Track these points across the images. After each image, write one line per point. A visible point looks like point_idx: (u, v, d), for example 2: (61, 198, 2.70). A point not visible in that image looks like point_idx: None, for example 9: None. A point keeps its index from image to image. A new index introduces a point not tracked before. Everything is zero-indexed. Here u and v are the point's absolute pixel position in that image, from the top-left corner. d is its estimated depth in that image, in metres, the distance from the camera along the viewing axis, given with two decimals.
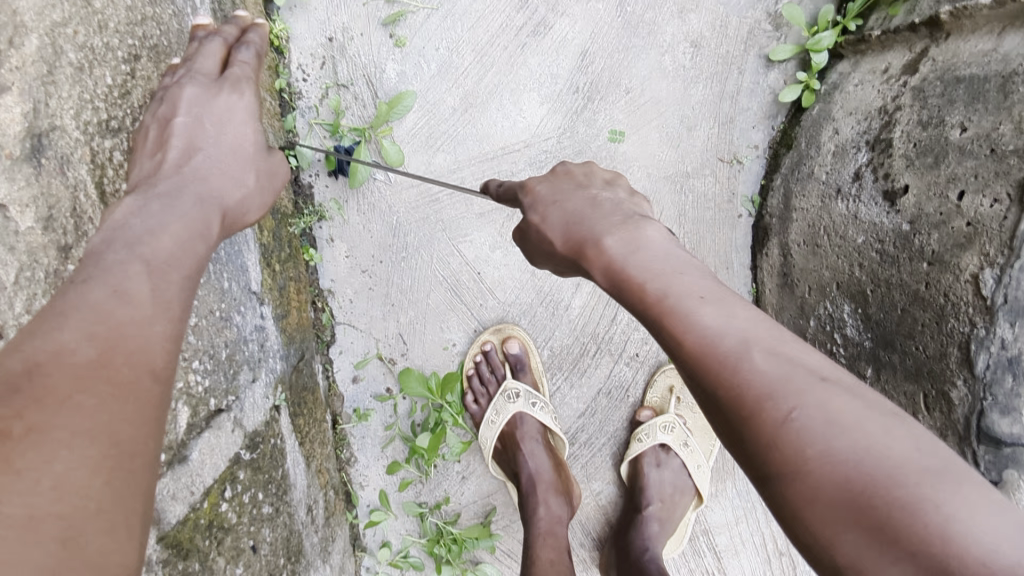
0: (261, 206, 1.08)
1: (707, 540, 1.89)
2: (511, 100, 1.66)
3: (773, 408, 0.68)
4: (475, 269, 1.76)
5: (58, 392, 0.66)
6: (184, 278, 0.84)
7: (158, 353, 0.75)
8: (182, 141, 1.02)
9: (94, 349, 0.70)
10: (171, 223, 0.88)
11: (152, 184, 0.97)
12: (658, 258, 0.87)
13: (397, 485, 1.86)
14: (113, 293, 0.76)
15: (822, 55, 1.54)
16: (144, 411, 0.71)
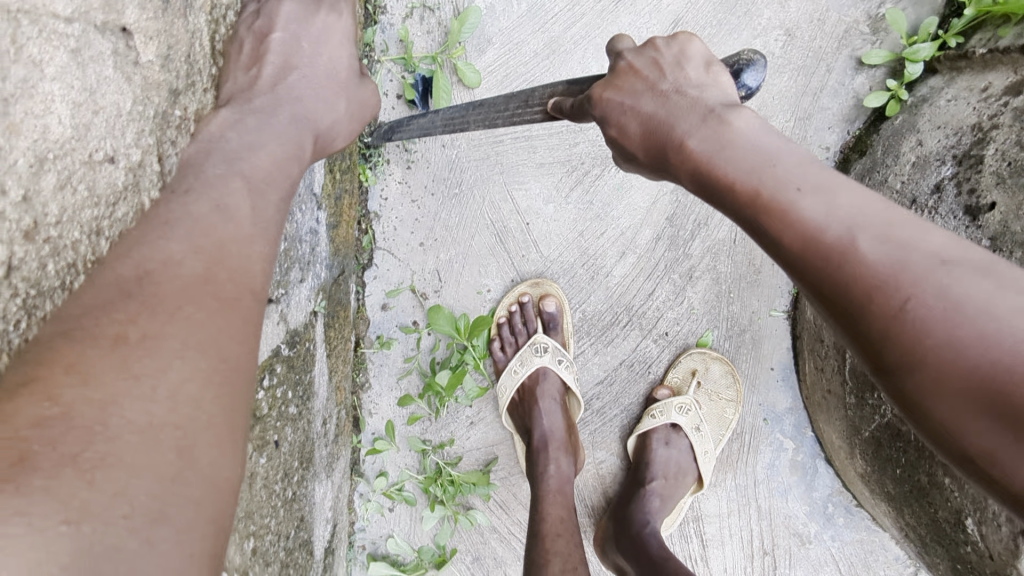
0: (348, 135, 1.08)
1: (697, 526, 1.92)
2: (594, 55, 1.62)
3: (884, 298, 0.69)
4: (524, 218, 1.75)
5: (169, 304, 0.68)
6: (280, 199, 0.87)
7: (257, 270, 0.78)
8: (278, 58, 0.97)
9: (201, 262, 0.73)
10: (268, 139, 0.90)
11: (246, 99, 0.93)
12: (751, 145, 0.81)
13: (405, 418, 1.87)
14: (215, 206, 0.79)
15: (917, 66, 1.50)
16: (246, 328, 0.73)
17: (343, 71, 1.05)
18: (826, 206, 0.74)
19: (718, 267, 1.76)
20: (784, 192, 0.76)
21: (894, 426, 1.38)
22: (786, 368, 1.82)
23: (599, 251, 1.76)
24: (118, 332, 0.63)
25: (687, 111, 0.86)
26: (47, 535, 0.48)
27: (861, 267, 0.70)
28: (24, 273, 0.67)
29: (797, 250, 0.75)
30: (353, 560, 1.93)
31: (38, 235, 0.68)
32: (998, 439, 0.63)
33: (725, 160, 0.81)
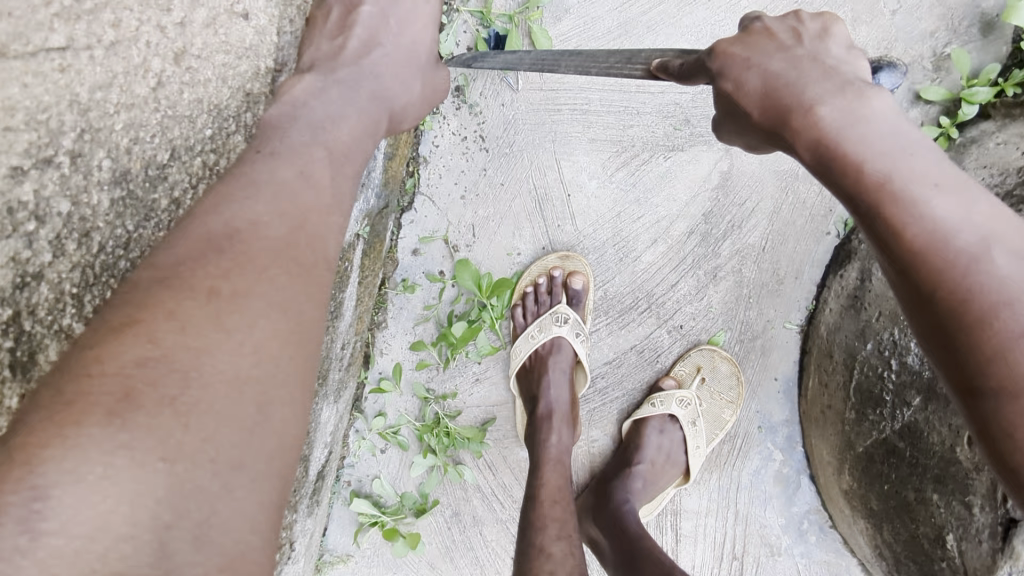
0: (416, 114, 1.19)
1: (674, 520, 1.92)
2: (664, 43, 1.67)
3: (1006, 317, 0.77)
4: (566, 190, 1.79)
5: (257, 263, 0.78)
6: (353, 173, 0.97)
7: (330, 240, 0.88)
8: (364, 32, 1.10)
9: (285, 226, 0.83)
10: (349, 112, 1.01)
11: (332, 68, 1.05)
12: (887, 136, 0.85)
13: (414, 363, 1.89)
14: (300, 176, 0.88)
15: (973, 108, 1.55)
16: (320, 291, 0.84)
17: (422, 53, 1.17)
18: (957, 215, 0.80)
19: (744, 271, 1.80)
20: (922, 190, 0.81)
21: (890, 442, 1.43)
22: (789, 381, 1.85)
23: (632, 235, 1.80)
24: (212, 285, 0.74)
25: (819, 78, 0.89)
26: (146, 470, 0.61)
27: (985, 279, 0.78)
28: (168, 91, 0.93)
29: (920, 249, 0.80)
30: (336, 493, 1.95)
31: (184, 62, 0.94)
32: None
33: (870, 146, 0.84)
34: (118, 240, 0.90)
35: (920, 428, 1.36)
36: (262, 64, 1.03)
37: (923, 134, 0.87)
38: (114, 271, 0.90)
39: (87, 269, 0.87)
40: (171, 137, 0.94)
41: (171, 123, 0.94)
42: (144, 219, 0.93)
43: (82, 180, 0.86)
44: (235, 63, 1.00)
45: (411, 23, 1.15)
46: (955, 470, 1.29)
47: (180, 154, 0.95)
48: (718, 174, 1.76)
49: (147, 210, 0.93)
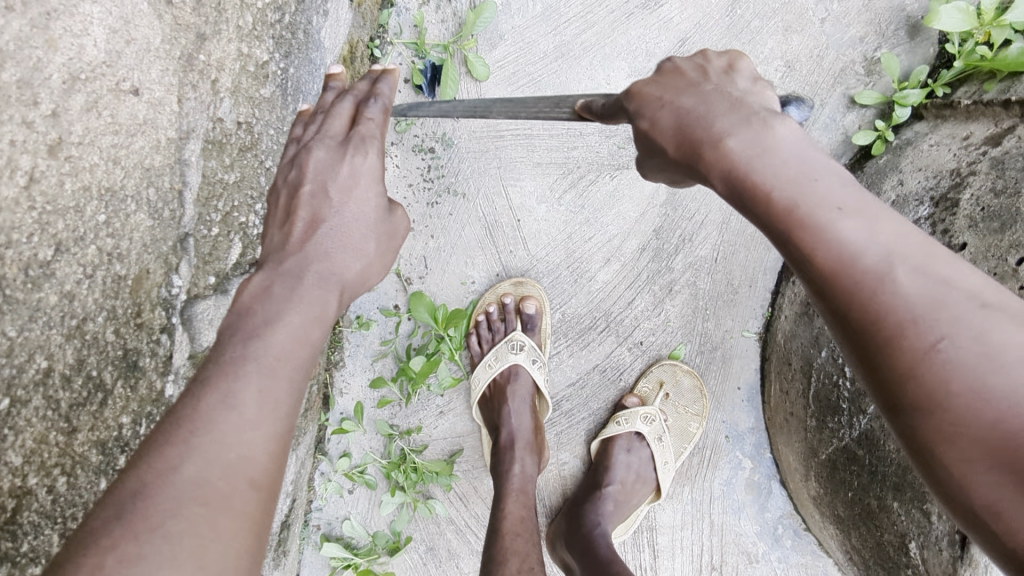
0: (381, 266, 1.01)
1: (650, 535, 1.90)
2: (600, 64, 1.66)
3: (916, 335, 0.68)
4: (515, 215, 1.77)
5: (154, 517, 0.62)
6: (294, 374, 0.78)
7: (260, 458, 0.71)
8: (308, 213, 0.95)
9: (196, 463, 0.67)
10: (296, 306, 0.84)
11: (278, 260, 0.90)
12: (790, 159, 0.77)
13: (375, 401, 1.85)
14: (222, 397, 0.72)
15: (905, 110, 1.58)
16: (238, 524, 0.66)
17: (371, 211, 0.98)
18: (867, 233, 0.72)
19: (698, 283, 1.80)
20: (824, 213, 0.73)
21: (850, 450, 1.42)
22: (752, 388, 1.86)
23: (585, 255, 1.79)
24: (93, 562, 0.59)
25: (726, 112, 0.82)
26: None
27: (879, 289, 0.70)
28: (44, 187, 0.73)
29: (828, 272, 0.72)
30: (306, 539, 1.90)
31: (62, 153, 0.75)
32: (1000, 491, 0.65)
33: (777, 168, 0.77)
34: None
35: (876, 436, 1.35)
36: (163, 135, 0.87)
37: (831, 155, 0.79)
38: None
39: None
40: (53, 232, 0.76)
41: (52, 218, 0.75)
42: (30, 321, 0.75)
43: None
44: (128, 141, 0.82)
45: (353, 186, 0.96)
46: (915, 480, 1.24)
47: (68, 247, 0.78)
48: (664, 191, 1.77)
49: (32, 311, 0.75)
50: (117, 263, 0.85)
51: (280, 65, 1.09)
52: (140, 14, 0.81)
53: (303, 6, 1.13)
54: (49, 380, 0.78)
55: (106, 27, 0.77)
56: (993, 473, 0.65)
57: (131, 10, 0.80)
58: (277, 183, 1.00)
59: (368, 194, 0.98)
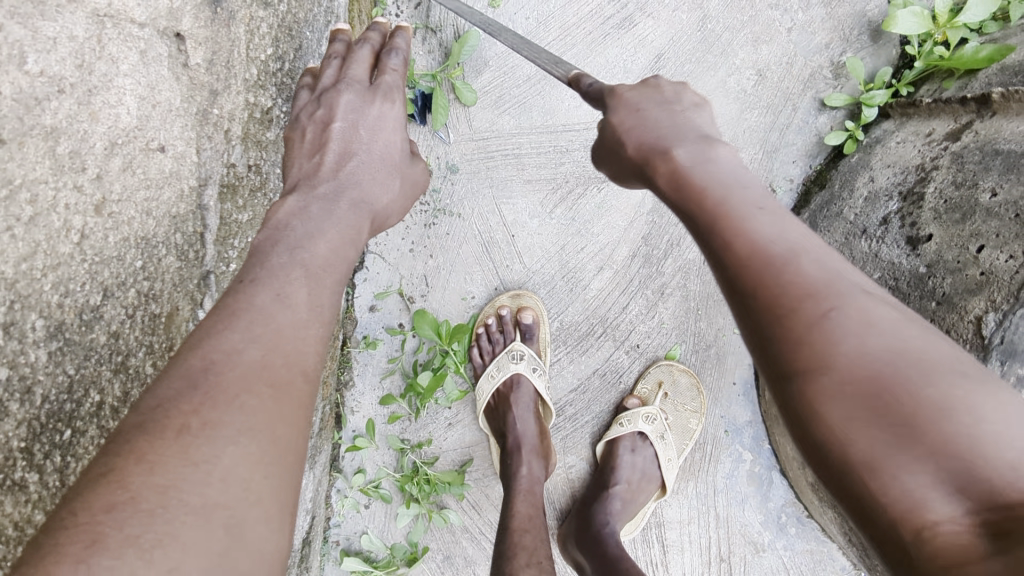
0: (400, 209, 1.13)
1: (658, 532, 1.96)
2: (581, 82, 1.75)
3: (810, 306, 0.68)
4: (510, 231, 1.85)
5: (229, 391, 0.68)
6: (337, 283, 0.89)
7: (311, 354, 0.78)
8: (340, 145, 1.06)
9: (258, 350, 0.73)
10: (336, 222, 0.95)
11: (312, 186, 1.01)
12: (728, 174, 0.84)
13: (385, 417, 1.92)
14: (276, 296, 0.80)
15: (872, 110, 1.67)
16: (300, 407, 0.73)
17: (396, 152, 1.12)
18: (862, 285, 0.70)
19: (688, 285, 1.87)
20: (748, 208, 0.78)
21: None
22: (747, 382, 1.94)
23: (579, 265, 1.87)
24: (181, 423, 0.64)
25: (678, 135, 0.92)
26: None
27: (880, 325, 0.66)
28: (94, 242, 0.82)
29: (741, 255, 0.74)
30: (326, 555, 1.96)
31: (106, 211, 0.83)
32: (891, 467, 0.61)
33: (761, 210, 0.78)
34: (61, 386, 0.80)
35: None
36: (186, 185, 0.95)
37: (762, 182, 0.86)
38: (61, 414, 0.81)
39: (34, 421, 0.77)
40: (102, 279, 0.84)
41: (100, 267, 0.84)
42: (86, 359, 0.83)
43: (17, 346, 0.75)
44: (157, 194, 0.90)
45: (381, 127, 1.09)
46: None
47: (114, 291, 0.86)
48: (650, 199, 1.84)
49: (87, 350, 0.83)
50: (153, 303, 0.93)
51: (282, 109, 1.17)
52: (162, 80, 0.90)
53: (300, 51, 1.21)
54: (101, 411, 0.87)
55: (136, 95, 0.86)
56: (879, 444, 0.62)
57: (156, 77, 0.89)
58: (301, 117, 1.09)
59: (393, 135, 1.11)
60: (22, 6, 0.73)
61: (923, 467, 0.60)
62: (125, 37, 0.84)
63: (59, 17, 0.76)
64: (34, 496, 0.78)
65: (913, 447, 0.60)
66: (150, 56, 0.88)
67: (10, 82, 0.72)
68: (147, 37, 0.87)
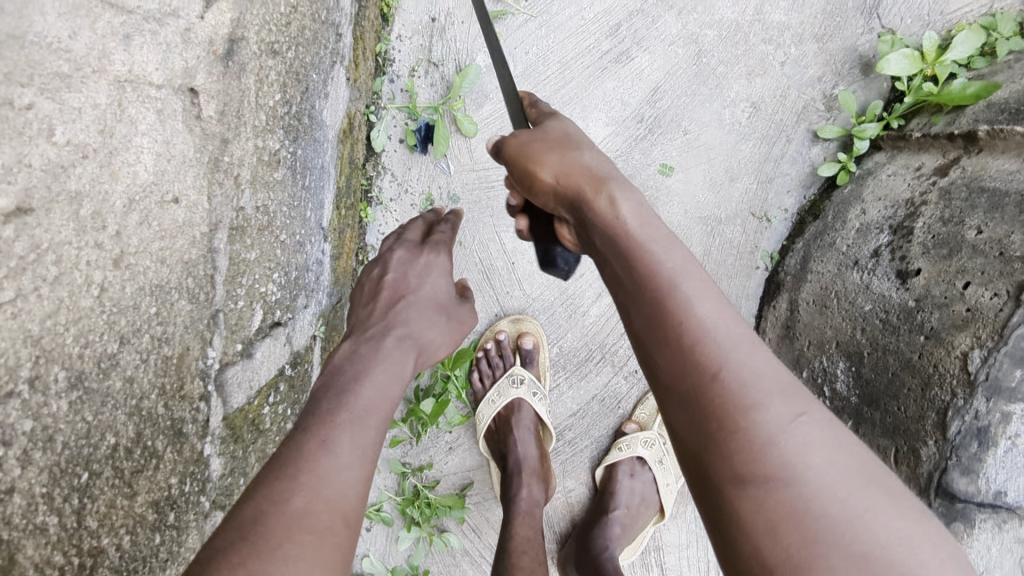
0: (448, 346, 1.21)
1: (657, 556, 1.98)
2: (580, 114, 1.80)
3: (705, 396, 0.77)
4: (510, 258, 1.88)
5: (273, 540, 0.73)
6: (380, 422, 0.93)
7: (352, 495, 0.82)
8: (389, 291, 1.19)
9: (302, 498, 0.78)
10: (383, 361, 1.03)
11: (364, 328, 1.12)
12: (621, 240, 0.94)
13: (387, 441, 1.95)
14: (321, 441, 0.85)
15: (863, 143, 1.72)
16: (334, 555, 0.77)
17: (444, 293, 1.24)
18: (721, 316, 0.82)
19: None
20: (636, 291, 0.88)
21: None
22: None
23: (578, 291, 1.91)
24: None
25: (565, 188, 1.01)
26: None
27: (723, 393, 0.77)
28: (112, 294, 0.86)
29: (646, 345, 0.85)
30: None
31: (124, 263, 0.87)
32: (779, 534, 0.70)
33: (638, 223, 0.93)
34: (79, 433, 0.84)
35: None
36: (198, 231, 0.99)
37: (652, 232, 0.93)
38: (79, 459, 0.84)
39: (54, 467, 0.81)
40: (118, 327, 0.88)
41: (117, 316, 0.87)
42: (102, 405, 0.87)
43: (39, 398, 0.78)
44: (171, 242, 0.94)
45: (429, 274, 1.24)
46: None
47: (129, 338, 0.90)
48: None
49: (103, 397, 0.87)
50: (166, 346, 0.96)
51: (290, 149, 1.21)
52: (177, 134, 0.94)
53: (306, 93, 1.26)
54: (116, 453, 0.90)
55: (153, 152, 0.90)
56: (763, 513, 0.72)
57: (172, 131, 0.93)
58: (362, 277, 1.25)
59: (437, 280, 1.24)
60: (50, 82, 0.78)
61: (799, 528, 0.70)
62: (143, 98, 0.89)
63: (83, 88, 0.81)
64: (54, 539, 0.81)
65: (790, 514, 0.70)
66: (166, 113, 0.92)
67: (41, 154, 0.77)
68: (163, 98, 0.91)
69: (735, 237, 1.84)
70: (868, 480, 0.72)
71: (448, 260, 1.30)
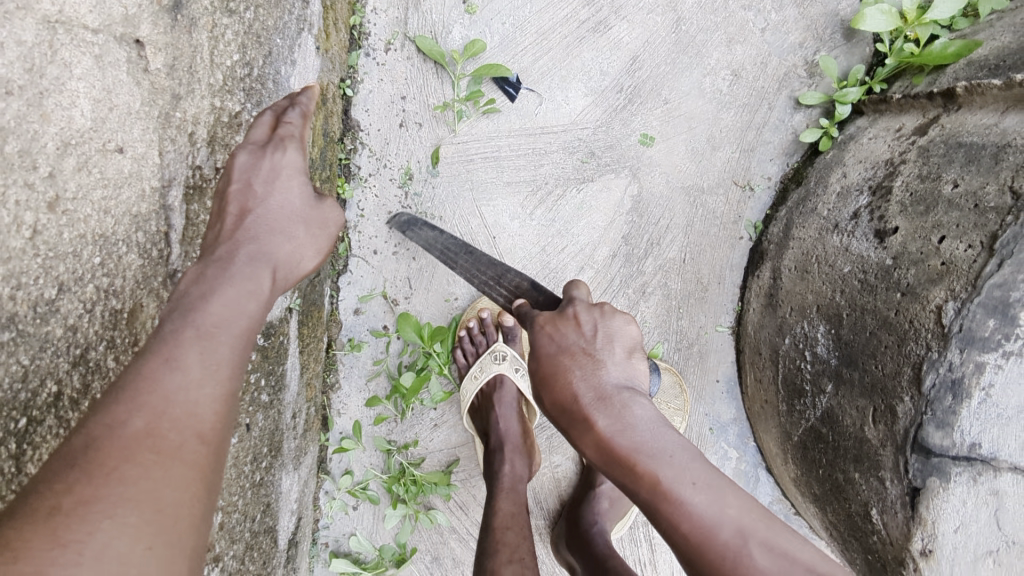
0: (315, 253, 1.16)
1: (646, 531, 1.98)
2: (559, 84, 1.80)
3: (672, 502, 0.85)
4: (491, 232, 1.83)
5: (106, 464, 0.76)
6: (232, 337, 0.95)
7: (204, 415, 0.87)
8: (236, 207, 1.09)
9: (142, 418, 0.81)
10: (230, 281, 1.00)
11: (212, 248, 1.05)
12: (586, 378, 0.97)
13: (372, 419, 1.95)
14: (165, 361, 0.87)
15: (846, 108, 1.70)
16: (187, 470, 0.82)
17: (296, 200, 1.14)
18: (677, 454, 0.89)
19: (669, 283, 1.87)
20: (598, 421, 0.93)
21: (816, 429, 1.44)
22: (731, 380, 1.92)
23: (559, 264, 1.84)
24: (53, 503, 0.72)
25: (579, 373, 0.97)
26: None
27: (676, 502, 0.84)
28: (47, 237, 0.84)
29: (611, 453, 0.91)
30: (315, 557, 1.98)
31: (60, 208, 0.86)
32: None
33: (632, 445, 0.90)
34: (15, 376, 0.82)
35: (836, 413, 1.36)
36: (147, 185, 0.99)
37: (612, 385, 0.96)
38: (16, 402, 0.82)
39: None
40: (56, 273, 0.86)
41: (54, 262, 0.85)
42: (41, 350, 0.85)
43: None
44: (116, 191, 0.93)
45: (275, 178, 1.11)
46: (866, 448, 1.25)
47: (70, 286, 0.88)
48: (630, 199, 1.83)
49: (42, 341, 0.85)
50: (113, 299, 0.95)
51: (252, 113, 1.21)
52: (121, 84, 0.93)
53: (270, 58, 1.26)
54: (59, 402, 0.88)
55: (90, 98, 0.88)
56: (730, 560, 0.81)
57: (113, 81, 0.91)
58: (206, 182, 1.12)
59: (291, 184, 1.13)
60: None
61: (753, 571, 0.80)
62: (78, 42, 0.87)
63: (8, 23, 0.78)
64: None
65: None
66: (105, 60, 0.90)
67: None
68: (101, 43, 0.89)
69: (718, 207, 1.83)
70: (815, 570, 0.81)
71: (302, 155, 1.16)
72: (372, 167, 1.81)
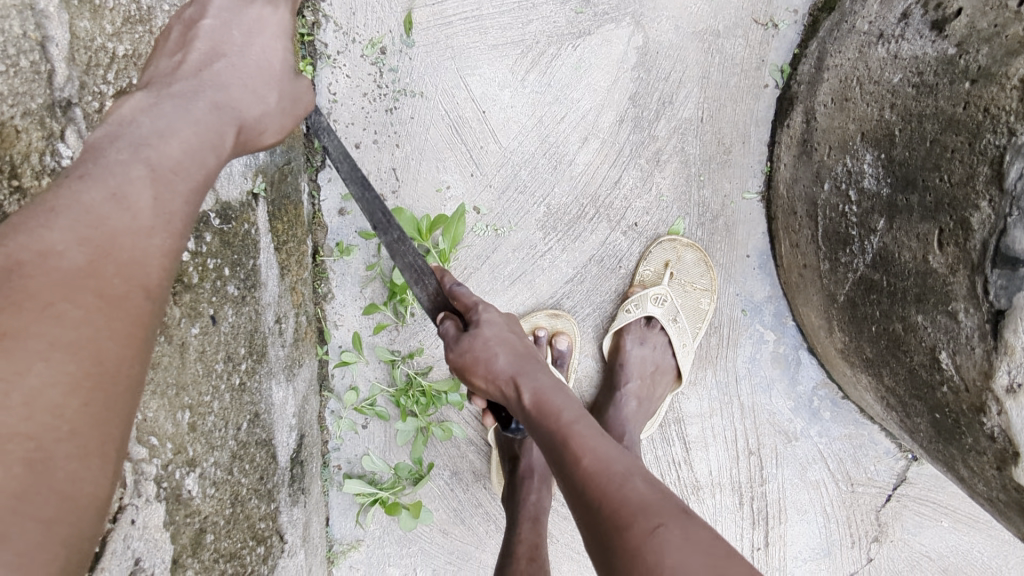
0: (280, 129, 0.96)
1: (678, 429, 1.76)
2: None
3: (598, 475, 0.82)
4: (479, 106, 1.63)
5: (39, 298, 0.61)
6: (190, 189, 0.77)
7: (153, 268, 0.70)
8: (205, 44, 0.90)
9: (84, 255, 0.65)
10: (186, 124, 0.81)
11: (167, 83, 0.86)
12: (550, 390, 0.98)
13: (371, 329, 1.80)
14: (111, 196, 0.70)
15: None
16: (131, 329, 0.67)
17: (275, 59, 0.95)
18: (606, 457, 0.84)
19: (687, 147, 1.65)
20: (542, 395, 0.98)
21: (867, 279, 1.24)
22: (763, 254, 1.70)
23: (561, 137, 1.64)
24: None
25: (512, 355, 1.05)
26: None
27: (604, 481, 0.81)
28: None
29: (553, 430, 0.92)
30: (329, 479, 1.85)
31: None
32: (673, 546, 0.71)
33: (540, 400, 0.97)
34: None
35: (891, 251, 1.15)
36: None
37: (547, 384, 1.00)
38: None
39: None
40: None
41: None
42: None
43: None
44: None
45: (258, 31, 0.94)
46: (932, 282, 1.06)
47: None
48: (634, 53, 1.62)
49: None
50: None
51: None
52: None
53: None
54: None
55: None
56: (636, 524, 0.74)
57: None
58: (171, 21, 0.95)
59: (275, 43, 0.95)
60: None
61: (652, 538, 0.72)
62: None
63: None
64: None
65: (643, 551, 0.71)
66: None
67: None
68: None
69: (737, 52, 1.61)
70: (715, 554, 0.71)
71: (291, 18, 0.99)
72: (338, 44, 1.59)
